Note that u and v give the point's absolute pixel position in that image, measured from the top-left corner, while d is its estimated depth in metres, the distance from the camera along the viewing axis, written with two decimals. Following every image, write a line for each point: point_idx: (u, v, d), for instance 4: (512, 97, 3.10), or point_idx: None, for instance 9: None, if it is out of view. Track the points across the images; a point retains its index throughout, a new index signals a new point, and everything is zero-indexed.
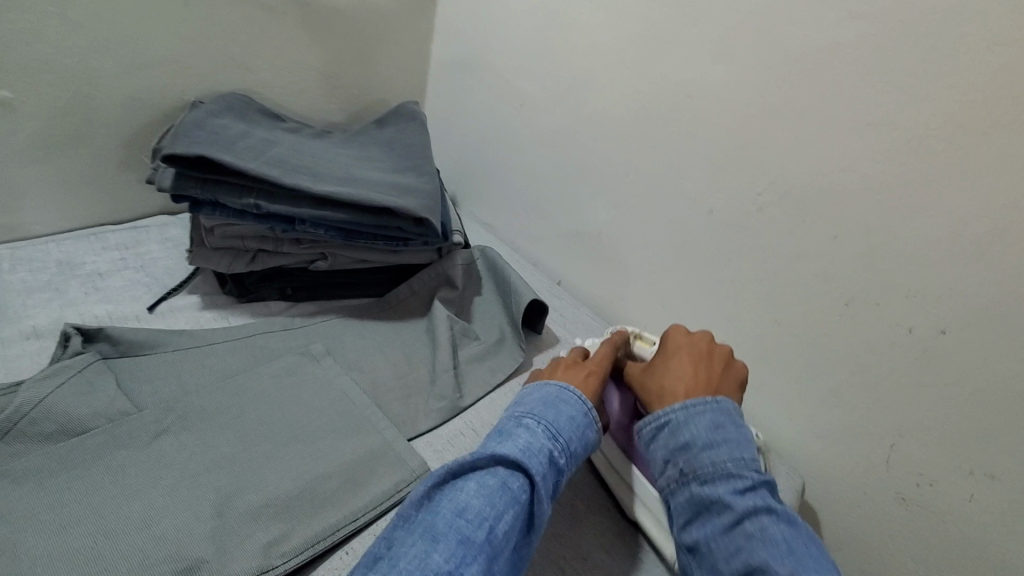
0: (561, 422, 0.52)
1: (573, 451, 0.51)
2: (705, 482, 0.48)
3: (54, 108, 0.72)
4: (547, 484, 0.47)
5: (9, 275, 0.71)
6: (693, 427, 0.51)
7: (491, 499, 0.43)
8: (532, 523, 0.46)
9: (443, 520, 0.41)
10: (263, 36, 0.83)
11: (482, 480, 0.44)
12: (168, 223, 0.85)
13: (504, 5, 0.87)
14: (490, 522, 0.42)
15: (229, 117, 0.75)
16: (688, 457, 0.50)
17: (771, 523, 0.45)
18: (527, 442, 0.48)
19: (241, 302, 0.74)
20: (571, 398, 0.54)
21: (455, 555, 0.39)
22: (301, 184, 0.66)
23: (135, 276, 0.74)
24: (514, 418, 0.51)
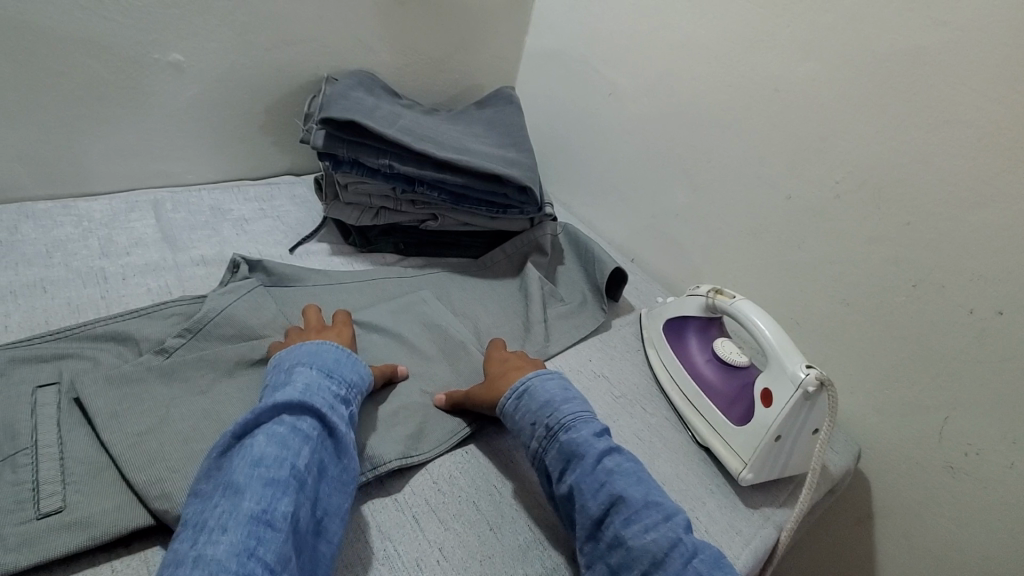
0: (333, 363, 0.58)
1: (351, 383, 0.58)
2: (570, 429, 0.58)
3: (216, 74, 0.85)
4: (336, 410, 0.54)
5: (173, 213, 0.83)
6: (550, 389, 0.61)
7: (283, 444, 0.48)
8: (339, 446, 0.52)
9: (241, 472, 0.45)
10: (387, 21, 0.94)
11: (271, 430, 0.48)
12: (294, 182, 0.97)
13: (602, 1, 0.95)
14: (285, 459, 0.47)
15: (361, 91, 0.86)
16: (552, 411, 0.59)
17: (623, 460, 0.56)
18: (303, 385, 0.53)
19: (362, 252, 0.85)
20: (333, 347, 0.60)
21: (265, 495, 0.44)
22: (428, 151, 0.76)
23: (274, 223, 0.87)
24: (285, 369, 0.55)
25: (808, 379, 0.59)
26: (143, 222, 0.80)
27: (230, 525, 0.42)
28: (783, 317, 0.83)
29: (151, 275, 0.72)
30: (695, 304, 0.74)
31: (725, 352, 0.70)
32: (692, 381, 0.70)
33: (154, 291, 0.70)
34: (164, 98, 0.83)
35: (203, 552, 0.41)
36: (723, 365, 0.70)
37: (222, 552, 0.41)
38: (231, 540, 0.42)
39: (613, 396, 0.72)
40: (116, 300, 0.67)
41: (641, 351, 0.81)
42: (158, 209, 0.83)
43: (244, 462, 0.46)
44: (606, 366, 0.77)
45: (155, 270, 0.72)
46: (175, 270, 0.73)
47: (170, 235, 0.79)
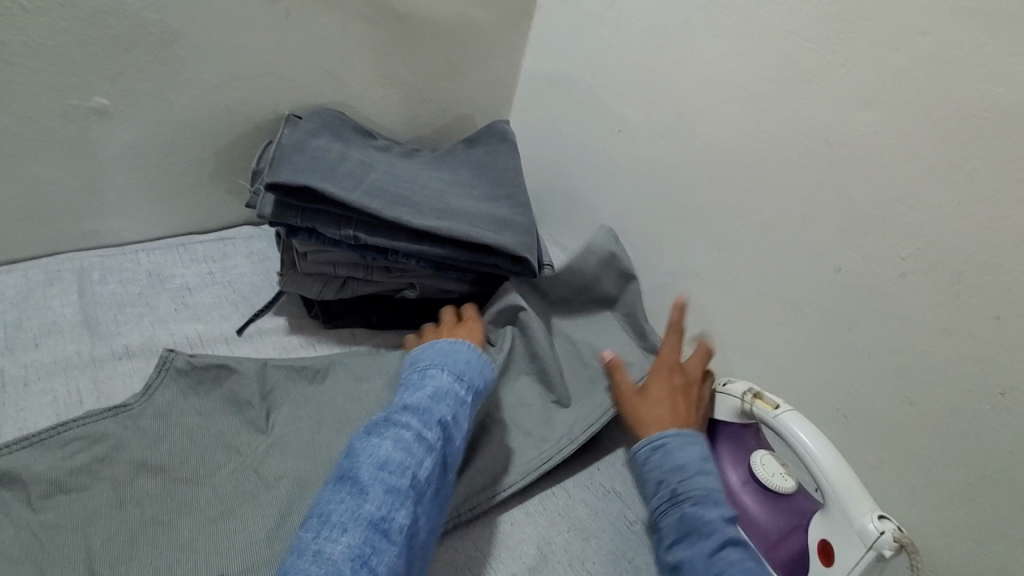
0: (464, 365, 0.55)
1: (477, 388, 0.55)
2: (694, 502, 0.51)
3: (152, 118, 0.71)
4: (458, 422, 0.51)
5: (102, 285, 0.70)
6: (687, 452, 0.55)
7: (408, 450, 0.46)
8: (453, 458, 0.50)
9: (367, 473, 0.44)
10: (358, 50, 0.80)
11: (398, 434, 0.47)
12: (252, 236, 0.83)
13: (612, 24, 0.81)
14: (410, 471, 0.45)
15: (325, 137, 0.72)
16: (681, 479, 0.53)
17: (742, 555, 0.48)
18: (435, 389, 0.52)
19: (326, 328, 0.72)
20: (467, 346, 0.57)
21: (386, 503, 0.43)
22: (401, 217, 0.63)
23: (223, 293, 0.73)
24: (421, 370, 0.54)
25: (883, 540, 0.46)
26: (62, 299, 0.67)
27: (351, 525, 0.41)
28: (825, 408, 0.70)
29: (61, 377, 0.59)
30: (729, 408, 0.61)
31: (767, 475, 0.56)
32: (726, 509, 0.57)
33: (63, 401, 0.57)
34: (87, 149, 0.69)
35: (324, 549, 0.39)
36: (763, 490, 0.56)
37: (333, 554, 0.39)
38: (350, 541, 0.40)
39: (627, 522, 0.59)
40: (11, 417, 0.55)
41: None
42: (83, 281, 0.70)
43: (372, 462, 0.45)
44: (616, 477, 0.64)
45: (67, 369, 0.60)
46: (93, 368, 0.60)
47: (92, 317, 0.66)
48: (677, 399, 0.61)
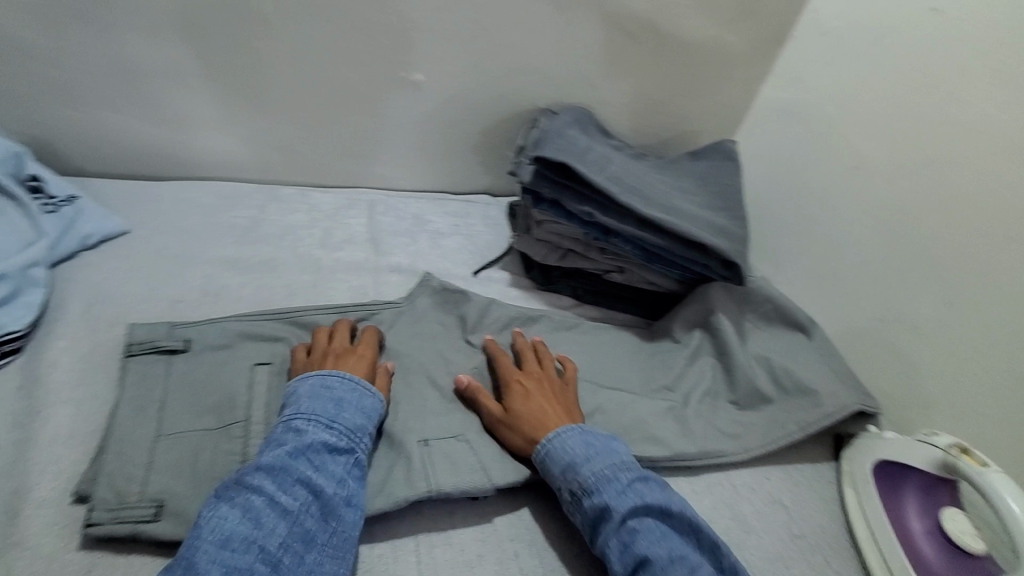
0: (337, 410, 0.54)
1: (354, 431, 0.54)
2: (591, 492, 0.53)
3: (448, 94, 0.89)
4: (326, 473, 0.50)
5: (383, 217, 0.90)
6: (570, 448, 0.56)
7: (257, 521, 0.45)
8: (325, 511, 0.48)
9: (206, 554, 0.42)
10: (615, 60, 0.91)
11: (247, 503, 0.46)
12: (489, 203, 0.99)
13: (873, 62, 0.81)
14: (256, 543, 0.44)
15: (576, 130, 0.84)
16: (574, 475, 0.55)
17: (650, 517, 0.52)
18: (293, 446, 0.50)
19: (539, 289, 0.83)
20: (338, 381, 0.56)
21: None
22: (634, 204, 0.71)
23: (464, 243, 0.89)
24: (282, 425, 0.52)
25: None
26: (357, 220, 0.88)
27: None
28: None
29: (355, 274, 0.78)
30: (926, 456, 0.59)
31: (957, 530, 0.56)
32: (903, 551, 0.58)
33: (354, 291, 0.76)
34: (398, 111, 0.88)
35: None
36: (948, 544, 0.56)
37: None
38: None
39: (791, 534, 0.61)
40: (323, 293, 0.74)
41: (835, 485, 0.67)
42: (372, 211, 0.91)
43: (216, 538, 0.43)
44: (785, 491, 0.65)
45: (358, 270, 0.79)
46: (375, 274, 0.79)
47: (376, 238, 0.85)
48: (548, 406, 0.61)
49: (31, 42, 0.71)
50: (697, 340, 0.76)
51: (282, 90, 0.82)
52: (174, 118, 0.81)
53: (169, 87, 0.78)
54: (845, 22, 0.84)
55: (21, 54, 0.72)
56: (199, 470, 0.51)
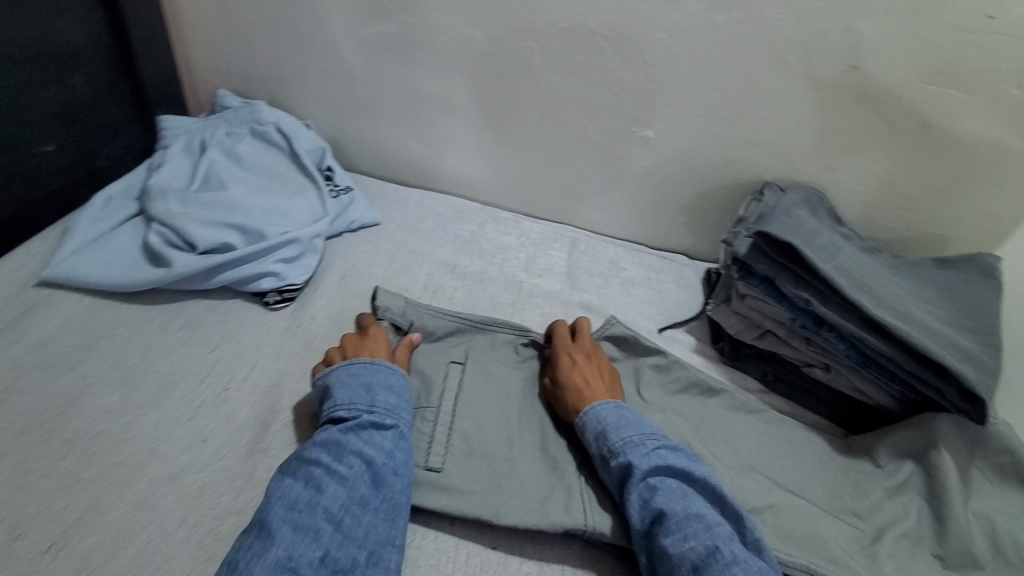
0: (375, 393, 0.57)
1: (394, 407, 0.57)
2: (618, 454, 0.56)
3: (674, 154, 0.90)
4: (374, 445, 0.54)
5: (582, 255, 0.94)
6: (603, 417, 0.59)
7: (316, 487, 0.50)
8: (377, 478, 0.52)
9: (276, 516, 0.47)
10: (864, 147, 0.84)
11: (307, 474, 0.51)
12: (685, 264, 0.97)
13: None
14: (319, 504, 0.48)
15: (805, 209, 0.79)
16: (604, 440, 0.58)
17: (670, 478, 0.54)
18: (339, 426, 0.55)
19: (724, 362, 0.80)
20: (362, 365, 0.60)
21: (293, 541, 0.45)
22: (863, 303, 0.65)
23: (655, 297, 0.89)
24: (329, 408, 0.57)
25: None
26: (558, 253, 0.93)
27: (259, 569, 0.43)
28: None
29: (549, 303, 0.83)
30: None
31: None
32: None
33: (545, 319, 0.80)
34: (621, 162, 0.93)
35: None
36: None
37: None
38: None
39: None
40: (517, 313, 0.80)
41: None
42: (573, 247, 0.96)
43: (284, 503, 0.48)
44: None
45: (552, 300, 0.83)
46: (566, 308, 0.83)
47: (572, 274, 0.90)
48: (592, 378, 0.65)
49: (356, 67, 0.91)
50: (907, 473, 0.65)
51: (524, 129, 0.92)
52: (434, 139, 0.96)
53: (438, 114, 0.93)
54: None
55: (347, 74, 0.92)
56: None
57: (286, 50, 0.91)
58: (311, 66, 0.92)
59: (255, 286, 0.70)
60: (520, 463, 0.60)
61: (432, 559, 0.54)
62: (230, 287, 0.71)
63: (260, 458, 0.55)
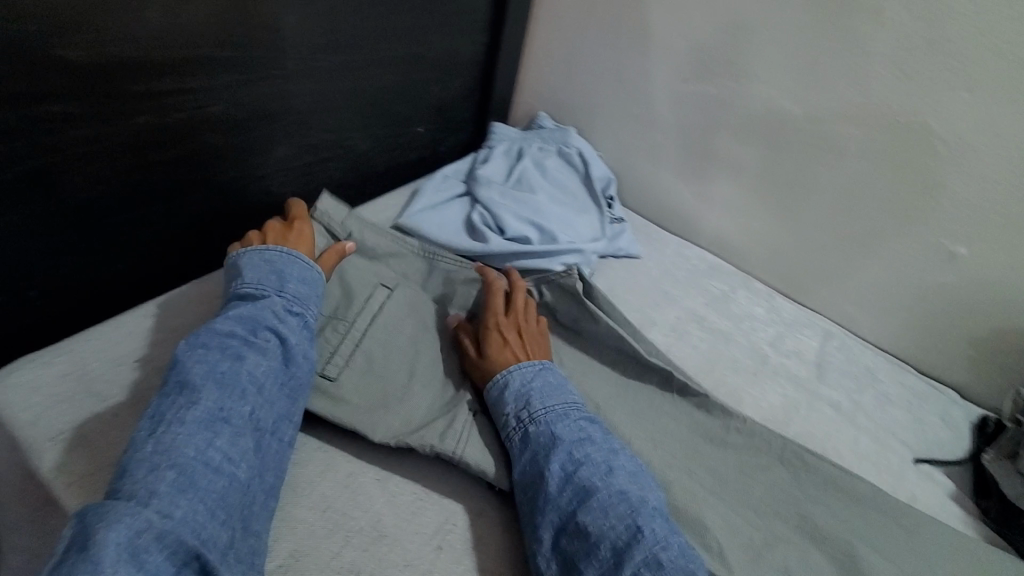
0: (283, 278, 0.60)
1: (303, 296, 0.60)
2: (540, 421, 0.57)
3: (982, 278, 0.81)
4: (288, 327, 0.56)
5: (834, 349, 0.88)
6: (522, 380, 0.60)
7: (234, 356, 0.52)
8: (289, 355, 0.55)
9: (197, 374, 0.49)
10: None
11: (224, 342, 0.52)
12: (955, 402, 0.85)
13: None
14: (240, 368, 0.51)
15: None
16: (526, 405, 0.58)
17: (592, 452, 0.55)
18: (259, 303, 0.57)
19: (983, 526, 0.69)
20: (287, 256, 0.62)
21: (216, 399, 0.48)
22: None
23: (912, 424, 0.79)
24: (245, 287, 0.58)
25: None
26: (809, 340, 0.89)
27: (188, 420, 0.46)
28: None
29: (791, 385, 0.79)
30: None
31: None
32: None
33: (785, 399, 0.76)
34: (910, 269, 0.86)
35: (162, 441, 0.45)
36: None
37: (185, 426, 0.46)
38: (188, 431, 0.46)
39: None
40: (760, 385, 0.78)
41: None
42: (825, 338, 0.90)
43: (204, 366, 0.50)
44: None
45: (796, 383, 0.79)
46: (810, 396, 0.78)
47: (823, 365, 0.84)
48: (515, 347, 0.65)
49: (662, 117, 1.00)
50: None
51: (808, 208, 0.91)
52: (709, 195, 1.00)
53: (721, 173, 0.98)
54: None
55: (651, 121, 1.01)
56: None
57: (605, 90, 1.04)
58: (621, 109, 1.04)
59: (538, 278, 0.81)
60: (413, 396, 0.61)
61: None
62: None
63: None
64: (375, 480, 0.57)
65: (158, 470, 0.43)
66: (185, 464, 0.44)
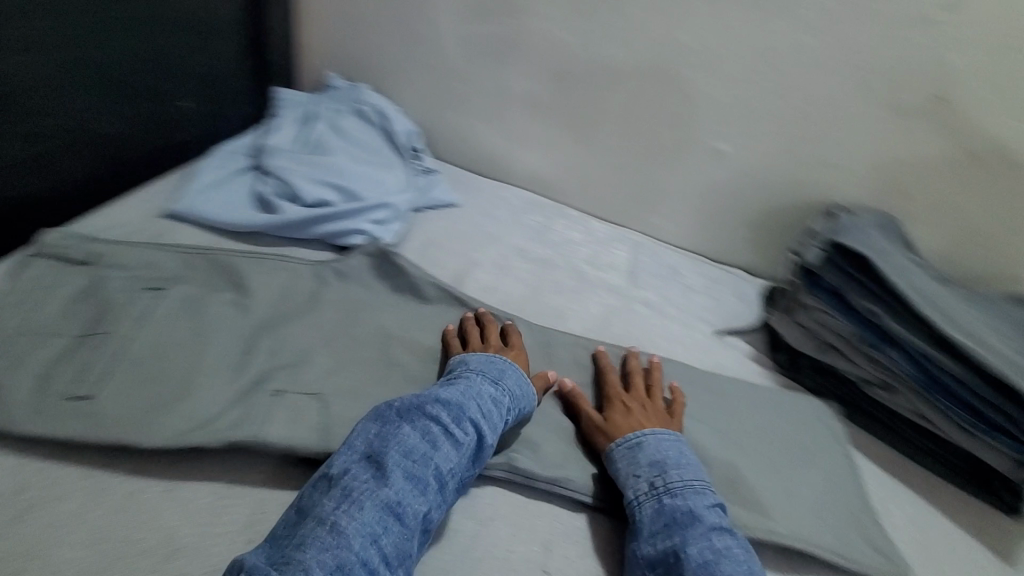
0: (503, 376, 0.58)
1: (513, 395, 0.58)
2: (677, 494, 0.53)
3: (743, 168, 0.92)
4: (490, 422, 0.54)
5: (644, 258, 0.97)
6: (661, 448, 0.57)
7: (430, 442, 0.50)
8: (478, 456, 0.52)
9: (392, 457, 0.48)
10: (940, 181, 0.83)
11: (424, 427, 0.51)
12: (746, 281, 0.97)
13: None
14: (432, 458, 0.49)
15: (876, 230, 0.79)
16: (661, 471, 0.55)
17: (725, 542, 0.50)
18: (469, 388, 0.55)
19: (781, 373, 0.80)
20: (495, 358, 0.61)
21: (404, 488, 0.47)
22: (933, 319, 0.65)
23: (713, 305, 0.90)
24: (459, 371, 0.58)
25: None
26: (623, 254, 0.96)
27: (368, 505, 0.45)
28: None
29: (609, 295, 0.86)
30: None
31: None
32: None
33: (604, 308, 0.83)
34: (693, 172, 0.95)
35: (338, 521, 0.44)
36: None
37: (363, 513, 0.45)
38: (365, 519, 0.44)
39: None
40: (581, 299, 0.84)
41: None
42: (637, 249, 0.99)
43: (401, 447, 0.49)
44: None
45: (613, 292, 0.87)
46: (626, 302, 0.85)
47: (635, 273, 0.92)
48: (638, 413, 0.62)
49: (456, 62, 0.98)
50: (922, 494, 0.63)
51: (603, 132, 0.97)
52: (513, 135, 1.02)
53: (521, 112, 0.99)
54: None
55: (444, 68, 1.00)
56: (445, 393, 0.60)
57: (393, 40, 1.00)
58: (413, 59, 1.00)
59: (347, 241, 0.76)
60: (195, 390, 0.53)
61: None
62: (321, 241, 0.77)
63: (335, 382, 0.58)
64: (162, 492, 0.49)
65: (324, 553, 0.42)
66: (346, 560, 0.42)
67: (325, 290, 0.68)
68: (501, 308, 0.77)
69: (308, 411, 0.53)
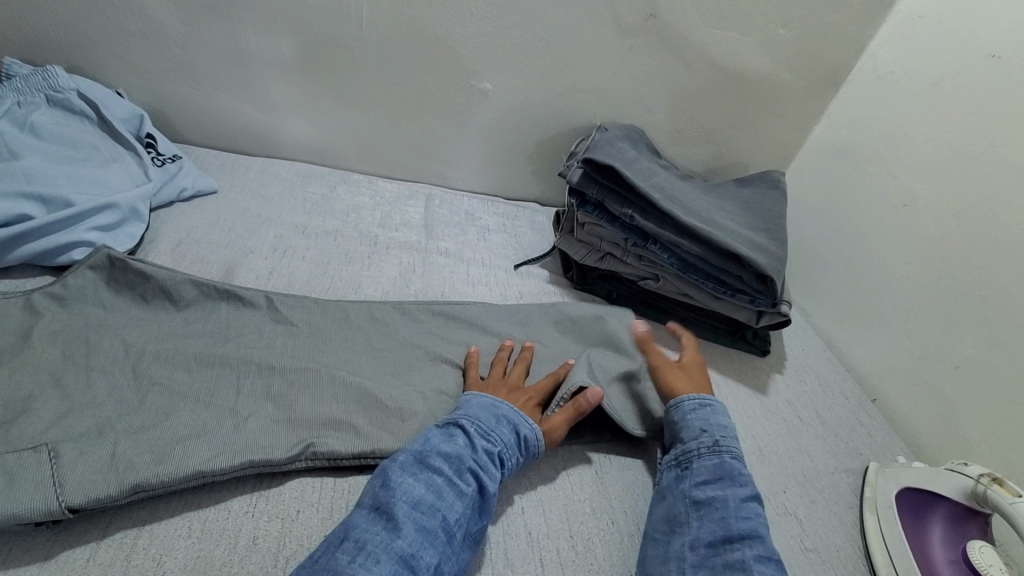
0: (496, 425, 0.55)
1: (507, 442, 0.54)
2: (735, 456, 0.56)
3: (508, 104, 0.94)
4: (490, 472, 0.51)
5: (438, 208, 0.96)
6: (724, 418, 0.61)
7: (439, 494, 0.47)
8: (482, 507, 0.50)
9: (402, 508, 0.46)
10: (671, 90, 0.93)
11: (430, 478, 0.48)
12: (536, 210, 1.03)
13: (941, 104, 0.77)
14: (440, 509, 0.47)
15: (627, 143, 0.87)
16: (726, 435, 0.58)
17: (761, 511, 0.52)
18: (464, 444, 0.52)
19: (576, 288, 0.87)
20: (504, 409, 0.57)
21: (416, 540, 0.44)
22: (674, 212, 0.75)
23: (508, 240, 0.94)
24: (453, 419, 0.54)
25: None
26: (414, 209, 0.95)
27: (384, 557, 0.42)
28: None
29: (406, 253, 0.84)
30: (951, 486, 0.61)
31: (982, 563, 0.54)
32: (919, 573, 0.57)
33: (402, 267, 0.81)
34: (466, 116, 0.95)
35: (357, 573, 0.41)
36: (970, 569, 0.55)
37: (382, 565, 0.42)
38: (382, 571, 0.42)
39: (800, 546, 0.59)
40: (376, 264, 0.81)
41: (855, 510, 0.65)
42: (429, 202, 0.98)
43: (412, 496, 0.47)
44: (802, 506, 0.63)
45: (409, 250, 0.85)
46: (425, 256, 0.85)
47: (430, 224, 0.92)
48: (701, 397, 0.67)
49: (169, 27, 0.83)
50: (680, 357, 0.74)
51: (364, 88, 0.90)
52: (267, 103, 0.92)
53: (268, 77, 0.89)
54: (901, 66, 0.83)
55: (156, 36, 0.84)
56: (217, 399, 0.54)
57: (76, 7, 0.80)
58: (112, 28, 0.82)
59: (65, 258, 0.65)
60: None
61: (295, 492, 0.51)
62: (30, 262, 0.65)
63: (67, 424, 0.48)
64: None
65: None
66: None
67: (43, 322, 0.56)
68: (285, 292, 0.72)
69: (27, 468, 0.44)
